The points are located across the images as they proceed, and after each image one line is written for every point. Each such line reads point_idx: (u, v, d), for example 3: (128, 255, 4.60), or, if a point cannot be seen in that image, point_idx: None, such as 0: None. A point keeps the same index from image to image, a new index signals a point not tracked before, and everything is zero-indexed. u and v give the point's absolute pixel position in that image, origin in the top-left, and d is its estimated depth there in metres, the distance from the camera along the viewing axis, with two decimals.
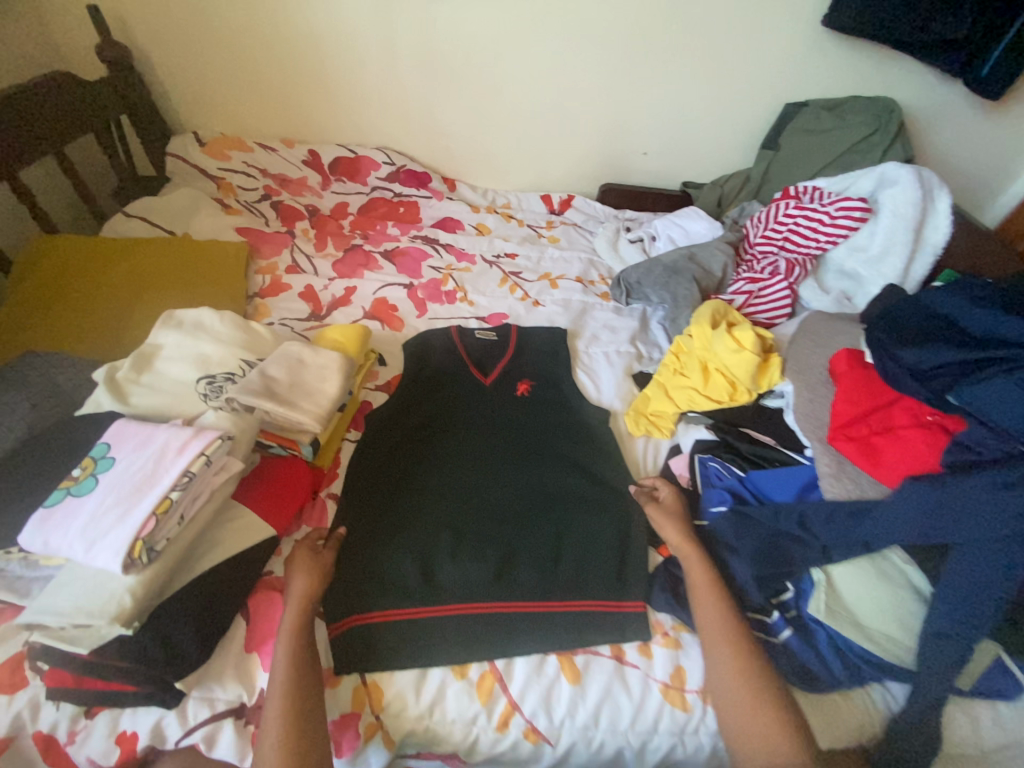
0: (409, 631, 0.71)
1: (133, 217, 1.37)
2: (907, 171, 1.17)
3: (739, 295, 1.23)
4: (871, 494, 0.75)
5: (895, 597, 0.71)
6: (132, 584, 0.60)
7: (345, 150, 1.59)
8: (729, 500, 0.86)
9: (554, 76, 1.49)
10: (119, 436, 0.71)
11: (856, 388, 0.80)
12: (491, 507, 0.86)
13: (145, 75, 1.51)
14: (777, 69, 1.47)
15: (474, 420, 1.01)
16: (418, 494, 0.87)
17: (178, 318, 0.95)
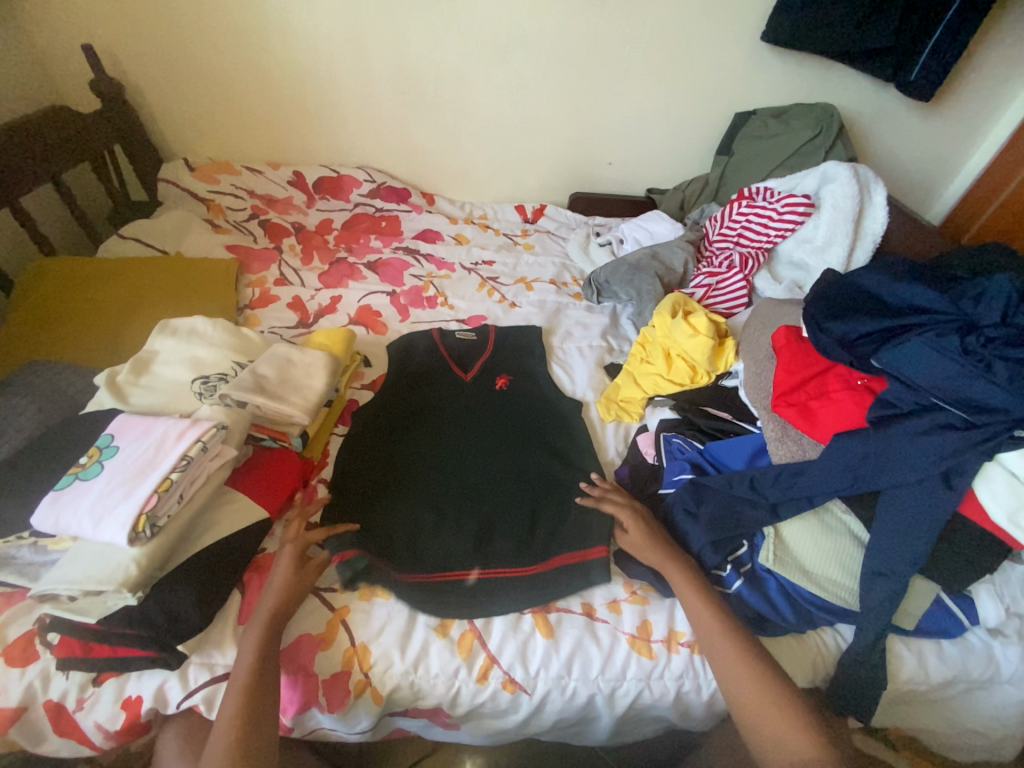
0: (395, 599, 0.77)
1: (127, 239, 1.45)
2: (844, 168, 1.28)
3: (699, 288, 1.32)
4: (812, 453, 0.83)
5: (836, 544, 0.78)
6: (136, 555, 0.66)
7: (328, 170, 1.69)
8: (689, 470, 0.93)
9: (521, 94, 1.60)
10: (122, 427, 0.78)
11: (793, 360, 0.88)
12: (472, 488, 0.92)
13: (137, 107, 1.61)
14: (725, 82, 1.60)
15: (454, 410, 1.08)
16: (403, 479, 0.93)
17: (173, 325, 1.03)
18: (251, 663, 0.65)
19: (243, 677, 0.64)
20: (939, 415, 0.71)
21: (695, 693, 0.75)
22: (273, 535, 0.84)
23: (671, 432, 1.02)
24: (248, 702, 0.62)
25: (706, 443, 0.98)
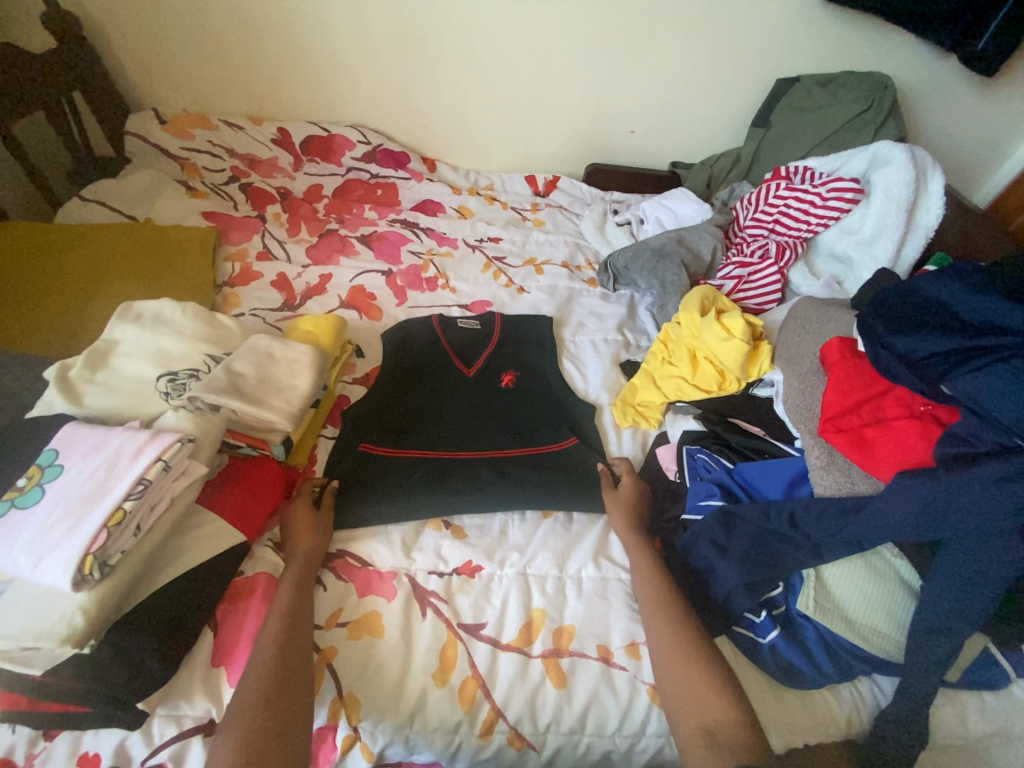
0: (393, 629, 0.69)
1: (90, 202, 1.28)
2: (900, 150, 1.13)
3: (729, 279, 1.20)
4: (862, 487, 0.74)
5: (884, 592, 0.70)
6: (83, 602, 0.56)
7: (317, 128, 1.51)
8: (717, 494, 0.83)
9: (536, 47, 1.41)
10: (68, 441, 0.66)
11: (846, 379, 0.78)
12: (477, 488, 0.84)
13: (96, 45, 1.40)
14: (768, 42, 1.41)
15: (460, 402, 0.99)
16: (399, 478, 0.84)
17: (136, 311, 0.90)
18: (275, 650, 0.61)
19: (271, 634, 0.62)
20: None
21: None
22: (253, 556, 0.74)
23: (695, 447, 0.92)
24: (275, 686, 0.58)
25: (735, 463, 0.88)
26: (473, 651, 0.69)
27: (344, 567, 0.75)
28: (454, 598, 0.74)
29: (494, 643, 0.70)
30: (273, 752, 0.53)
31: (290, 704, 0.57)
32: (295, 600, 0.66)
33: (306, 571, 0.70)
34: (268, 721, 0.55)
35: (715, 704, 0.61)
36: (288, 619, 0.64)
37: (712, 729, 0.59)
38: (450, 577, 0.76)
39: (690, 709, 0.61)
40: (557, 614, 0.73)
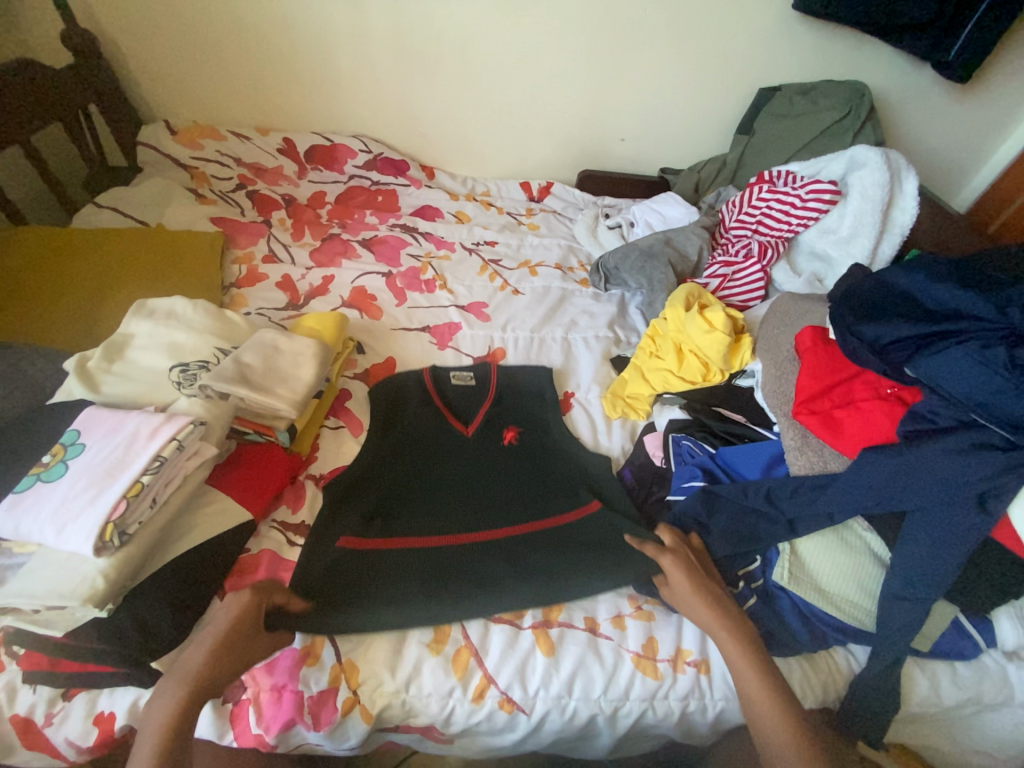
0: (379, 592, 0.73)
1: (104, 208, 1.35)
2: (875, 154, 1.19)
3: (714, 278, 1.25)
4: (833, 465, 0.78)
5: (855, 563, 0.74)
6: (104, 566, 0.60)
7: (321, 138, 1.58)
8: (700, 477, 0.87)
9: (530, 60, 1.48)
10: (89, 422, 0.71)
11: (818, 364, 0.82)
12: (491, 571, 0.76)
13: (112, 62, 1.48)
14: (750, 54, 1.48)
15: (458, 472, 0.91)
16: (398, 572, 0.75)
17: (151, 306, 0.95)
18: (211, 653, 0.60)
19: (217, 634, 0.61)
20: (979, 433, 0.66)
21: (701, 713, 0.72)
22: (259, 534, 0.80)
23: (680, 433, 0.97)
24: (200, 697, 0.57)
25: (717, 447, 0.93)
26: (466, 623, 0.73)
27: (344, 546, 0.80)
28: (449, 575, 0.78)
29: (487, 616, 0.74)
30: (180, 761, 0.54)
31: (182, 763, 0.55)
32: (191, 702, 0.57)
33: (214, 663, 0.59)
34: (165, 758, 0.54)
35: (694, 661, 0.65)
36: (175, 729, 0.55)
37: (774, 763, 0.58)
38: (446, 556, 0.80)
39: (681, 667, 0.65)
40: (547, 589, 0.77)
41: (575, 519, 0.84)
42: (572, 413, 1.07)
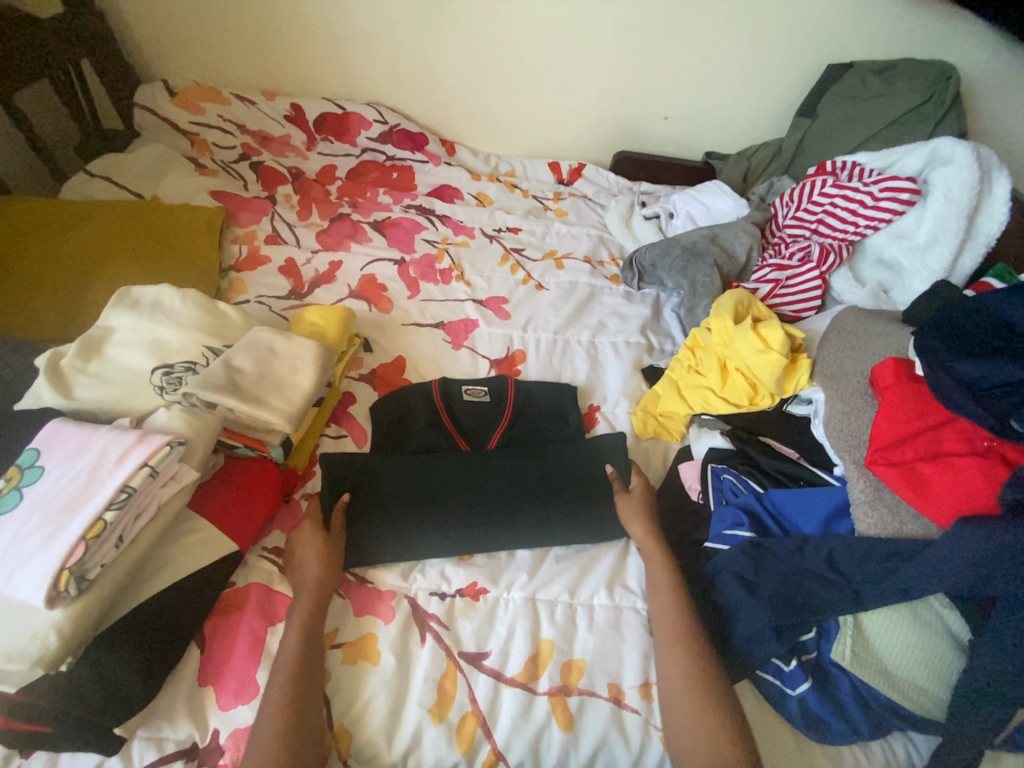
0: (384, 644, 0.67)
1: (96, 177, 1.23)
2: (963, 148, 1.03)
3: (765, 283, 1.11)
4: (910, 528, 0.67)
5: (930, 646, 0.63)
6: (58, 620, 0.52)
7: (332, 105, 1.43)
8: (746, 522, 0.76)
9: (568, 24, 1.31)
10: (52, 440, 0.62)
11: (902, 407, 0.70)
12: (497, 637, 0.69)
13: (105, 10, 1.34)
14: (820, 23, 1.30)
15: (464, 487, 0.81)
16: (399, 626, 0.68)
17: (135, 296, 0.85)
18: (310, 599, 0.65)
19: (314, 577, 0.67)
20: None
21: None
22: (246, 564, 0.70)
23: (721, 465, 0.86)
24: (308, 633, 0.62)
25: (765, 487, 0.82)
26: (473, 683, 0.65)
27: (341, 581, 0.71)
28: (455, 624, 0.69)
29: (497, 676, 0.66)
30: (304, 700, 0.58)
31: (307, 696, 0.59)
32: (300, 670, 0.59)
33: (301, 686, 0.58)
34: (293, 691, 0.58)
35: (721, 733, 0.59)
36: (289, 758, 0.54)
37: None
38: (453, 600, 0.72)
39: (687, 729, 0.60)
40: (567, 646, 0.69)
41: (599, 560, 0.77)
42: (596, 430, 0.97)
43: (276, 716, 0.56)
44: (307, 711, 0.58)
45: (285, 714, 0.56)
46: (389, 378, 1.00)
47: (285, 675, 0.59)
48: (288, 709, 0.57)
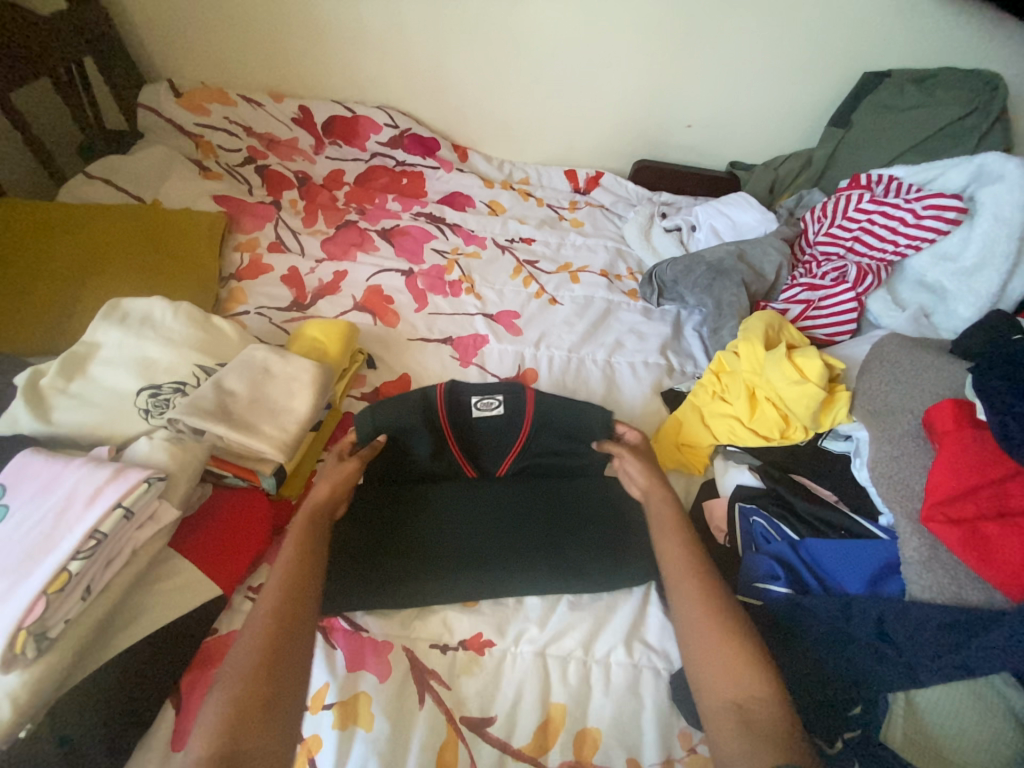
0: (381, 705, 0.60)
1: (95, 179, 1.19)
2: (1016, 164, 0.95)
3: (795, 304, 1.04)
4: (971, 595, 0.59)
5: (995, 732, 0.55)
6: (12, 686, 0.46)
7: (342, 108, 1.38)
8: (781, 576, 0.69)
9: (589, 26, 1.25)
10: (20, 474, 0.57)
11: (960, 455, 0.63)
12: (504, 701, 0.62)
13: (111, 7, 1.30)
14: (856, 29, 1.23)
15: (463, 520, 0.74)
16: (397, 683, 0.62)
17: (124, 309, 0.80)
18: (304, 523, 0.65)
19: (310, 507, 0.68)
20: None
21: None
22: (230, 609, 0.64)
23: (751, 506, 0.79)
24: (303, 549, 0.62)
25: (801, 535, 0.74)
26: (476, 755, 0.58)
27: (335, 629, 0.66)
28: (457, 683, 0.63)
29: (504, 747, 0.59)
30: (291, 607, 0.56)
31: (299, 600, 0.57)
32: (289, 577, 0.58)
33: (288, 600, 0.56)
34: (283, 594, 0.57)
35: (756, 686, 0.54)
36: (268, 665, 0.51)
37: (744, 706, 0.52)
38: (456, 653, 0.65)
39: (718, 685, 0.54)
40: (580, 712, 0.62)
41: (617, 611, 0.70)
42: None
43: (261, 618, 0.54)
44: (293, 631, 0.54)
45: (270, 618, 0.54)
46: None
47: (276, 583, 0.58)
48: (273, 618, 0.54)
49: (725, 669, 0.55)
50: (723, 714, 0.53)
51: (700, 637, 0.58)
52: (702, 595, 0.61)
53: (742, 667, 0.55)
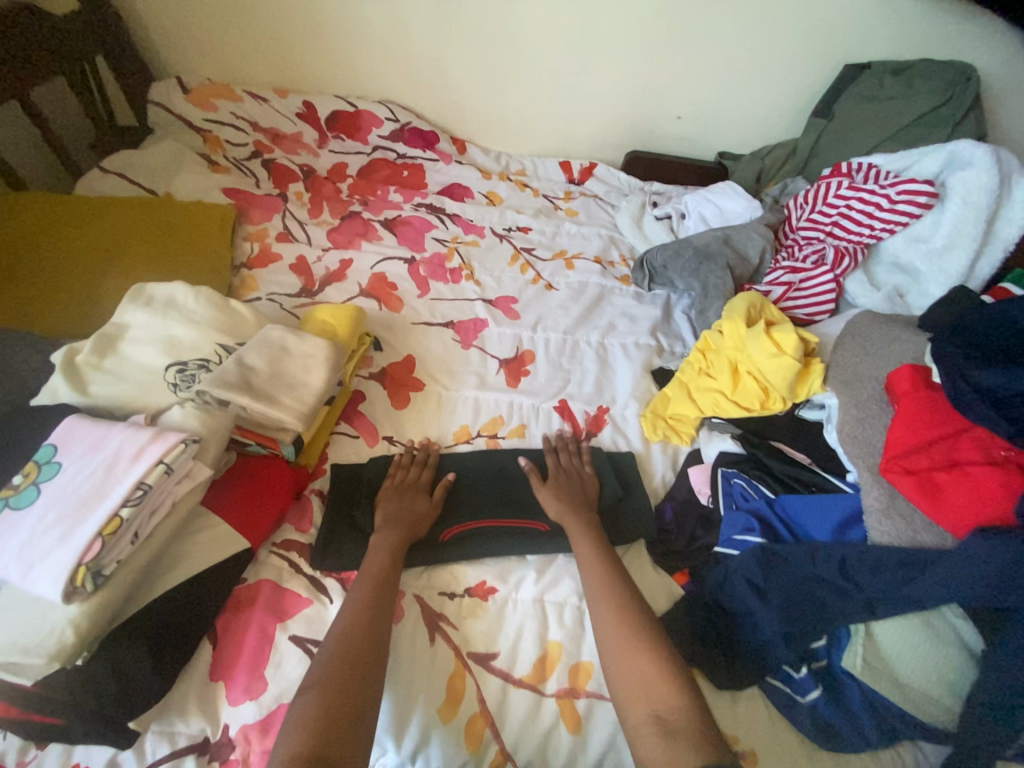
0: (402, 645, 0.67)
1: (110, 173, 1.24)
2: (984, 151, 1.01)
3: (777, 286, 1.10)
4: (925, 537, 0.66)
5: (943, 656, 0.62)
6: (74, 615, 0.53)
7: (344, 103, 1.43)
8: (756, 529, 0.76)
9: (581, 23, 1.31)
10: (68, 436, 0.63)
11: (918, 413, 0.69)
12: (505, 640, 0.69)
13: (120, 7, 1.34)
14: (838, 23, 1.28)
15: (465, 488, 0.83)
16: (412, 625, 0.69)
17: (149, 293, 0.86)
18: (378, 574, 0.67)
19: (384, 553, 0.70)
20: None
21: None
22: (257, 562, 0.71)
23: (732, 470, 0.86)
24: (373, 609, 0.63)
25: (776, 492, 0.82)
26: (482, 684, 0.66)
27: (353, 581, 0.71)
28: (464, 624, 0.70)
29: (506, 677, 0.66)
30: (352, 673, 0.57)
31: (368, 665, 0.58)
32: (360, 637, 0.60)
33: (353, 663, 0.58)
34: (353, 654, 0.58)
35: (674, 699, 0.57)
36: (347, 680, 0.56)
37: (664, 716, 0.56)
38: (462, 599, 0.72)
39: (640, 699, 0.58)
40: (575, 649, 0.68)
41: None
42: (604, 433, 0.96)
43: (328, 678, 0.56)
44: (352, 727, 0.54)
45: (334, 680, 0.56)
46: (399, 377, 1.00)
47: (347, 638, 0.60)
48: (340, 675, 0.56)
49: (639, 685, 0.59)
50: (645, 730, 0.56)
51: (626, 657, 0.61)
52: (616, 615, 0.65)
53: (661, 683, 0.58)
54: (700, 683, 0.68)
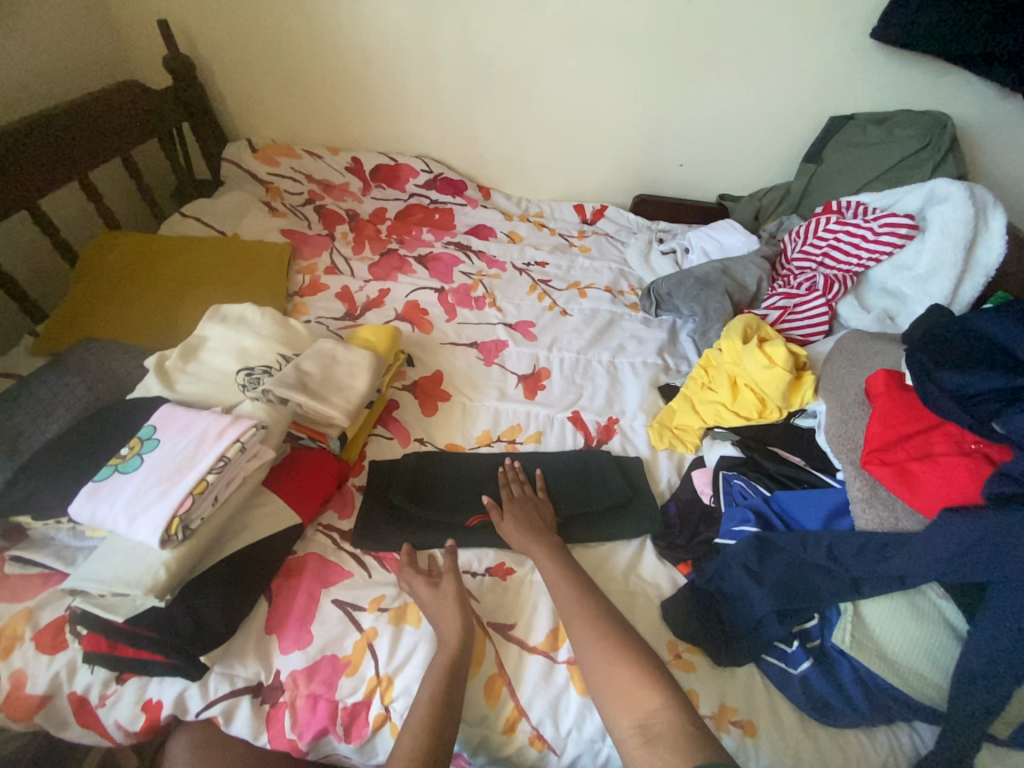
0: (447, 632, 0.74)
1: (188, 217, 1.46)
2: (958, 187, 1.12)
3: (774, 309, 1.22)
4: (905, 523, 0.73)
5: (927, 633, 0.68)
6: (166, 557, 0.65)
7: (386, 158, 1.65)
8: (752, 521, 0.84)
9: (591, 87, 1.51)
10: (164, 419, 0.77)
11: (891, 412, 0.78)
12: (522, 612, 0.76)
13: (206, 84, 1.61)
14: (821, 82, 1.44)
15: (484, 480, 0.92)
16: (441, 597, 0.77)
17: (224, 312, 1.02)
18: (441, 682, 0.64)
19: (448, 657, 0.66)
20: None
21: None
22: (306, 537, 0.81)
23: (732, 471, 0.93)
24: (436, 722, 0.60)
25: (772, 490, 0.89)
26: (501, 651, 0.73)
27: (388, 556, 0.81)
28: (485, 599, 0.78)
29: (522, 645, 0.74)
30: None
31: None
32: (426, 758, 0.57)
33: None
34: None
35: (649, 700, 0.59)
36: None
37: (645, 724, 0.57)
38: (483, 577, 0.80)
39: (625, 708, 0.59)
40: None
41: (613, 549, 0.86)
42: (613, 440, 1.05)
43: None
44: None
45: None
46: (429, 389, 1.12)
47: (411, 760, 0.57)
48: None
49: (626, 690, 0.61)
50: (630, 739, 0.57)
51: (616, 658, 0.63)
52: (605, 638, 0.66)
53: (644, 692, 0.59)
54: (701, 658, 0.74)
